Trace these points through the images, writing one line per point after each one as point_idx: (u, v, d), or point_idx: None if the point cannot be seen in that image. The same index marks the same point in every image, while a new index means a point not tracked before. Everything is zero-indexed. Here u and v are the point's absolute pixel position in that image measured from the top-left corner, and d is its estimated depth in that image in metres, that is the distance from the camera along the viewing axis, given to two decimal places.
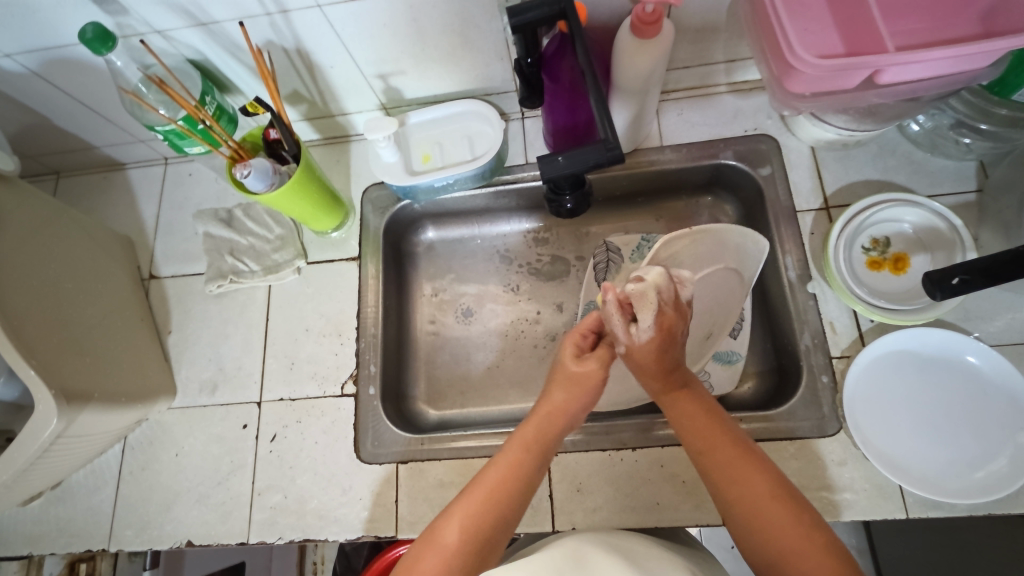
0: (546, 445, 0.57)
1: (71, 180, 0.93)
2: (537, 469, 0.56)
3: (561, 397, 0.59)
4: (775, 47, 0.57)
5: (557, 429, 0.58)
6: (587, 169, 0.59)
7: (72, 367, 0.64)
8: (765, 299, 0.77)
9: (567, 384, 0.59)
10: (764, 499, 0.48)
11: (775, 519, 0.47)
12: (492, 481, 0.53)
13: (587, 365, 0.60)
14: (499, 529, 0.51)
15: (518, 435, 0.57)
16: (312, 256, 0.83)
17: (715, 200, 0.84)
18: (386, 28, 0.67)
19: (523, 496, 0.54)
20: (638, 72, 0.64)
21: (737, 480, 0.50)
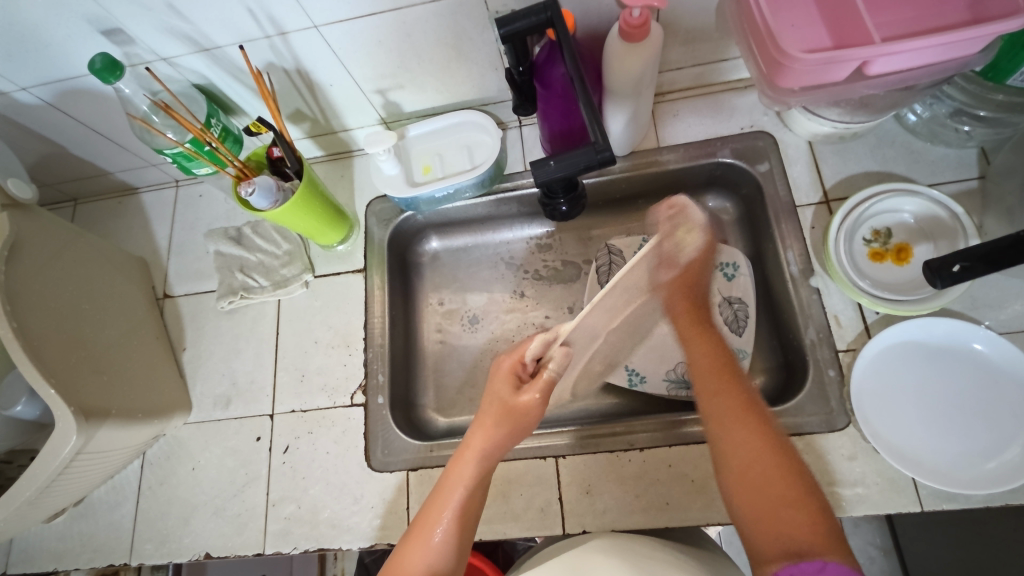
0: (483, 477, 0.58)
1: (88, 206, 0.96)
2: (476, 501, 0.57)
3: (496, 436, 0.59)
4: (762, 44, 0.58)
5: (490, 459, 0.59)
6: (579, 172, 0.60)
7: (89, 385, 0.66)
8: (770, 296, 0.77)
9: (501, 416, 0.60)
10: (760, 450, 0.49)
11: (768, 483, 0.47)
12: (440, 511, 0.55)
13: (526, 398, 0.60)
14: (455, 555, 0.53)
15: (454, 472, 0.58)
16: (319, 269, 0.85)
17: (714, 199, 0.84)
18: (381, 44, 0.69)
19: (470, 527, 0.56)
20: (629, 77, 0.65)
21: (738, 431, 0.51)
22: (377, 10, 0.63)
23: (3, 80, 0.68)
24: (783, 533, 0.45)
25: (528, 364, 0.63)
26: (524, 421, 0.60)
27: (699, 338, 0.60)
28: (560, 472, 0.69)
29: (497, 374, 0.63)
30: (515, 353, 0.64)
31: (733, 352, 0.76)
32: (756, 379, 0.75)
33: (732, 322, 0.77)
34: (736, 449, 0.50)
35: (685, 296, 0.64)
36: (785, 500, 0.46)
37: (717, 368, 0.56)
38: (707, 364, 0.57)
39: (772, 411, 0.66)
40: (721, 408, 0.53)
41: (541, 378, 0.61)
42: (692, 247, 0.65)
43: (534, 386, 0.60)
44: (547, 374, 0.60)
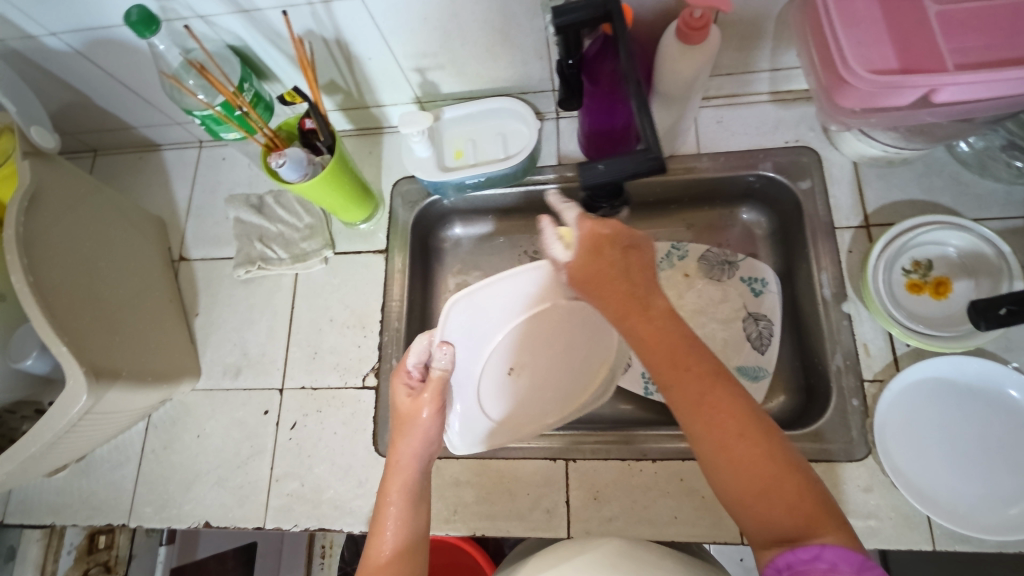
0: (415, 488, 0.56)
1: (110, 158, 0.95)
2: (415, 511, 0.54)
3: (413, 448, 0.57)
4: (827, 58, 0.56)
5: (416, 471, 0.56)
6: (626, 177, 0.58)
7: (102, 344, 0.65)
8: (798, 317, 0.76)
9: (400, 427, 0.59)
10: (747, 435, 0.44)
11: (749, 456, 0.44)
12: (381, 528, 0.53)
13: (416, 407, 0.58)
14: (415, 532, 0.53)
15: (389, 490, 0.55)
16: (339, 246, 0.84)
17: (749, 212, 0.83)
18: (424, 20, 0.66)
19: (416, 532, 0.53)
20: (682, 79, 0.62)
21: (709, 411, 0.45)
22: None
23: (33, 22, 0.65)
24: (772, 516, 0.42)
25: (415, 371, 0.60)
26: (424, 429, 0.58)
27: (640, 316, 0.50)
28: (568, 475, 0.68)
29: (405, 411, 0.59)
30: (398, 369, 0.61)
31: (753, 369, 0.76)
32: (775, 399, 0.74)
33: (754, 338, 0.77)
34: (717, 432, 0.45)
35: (617, 290, 0.52)
36: (772, 481, 0.43)
37: (667, 345, 0.48)
38: (644, 322, 0.50)
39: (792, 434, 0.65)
40: (680, 398, 0.46)
41: (432, 381, 0.59)
42: (567, 258, 0.56)
43: (429, 396, 0.58)
44: (439, 372, 0.59)
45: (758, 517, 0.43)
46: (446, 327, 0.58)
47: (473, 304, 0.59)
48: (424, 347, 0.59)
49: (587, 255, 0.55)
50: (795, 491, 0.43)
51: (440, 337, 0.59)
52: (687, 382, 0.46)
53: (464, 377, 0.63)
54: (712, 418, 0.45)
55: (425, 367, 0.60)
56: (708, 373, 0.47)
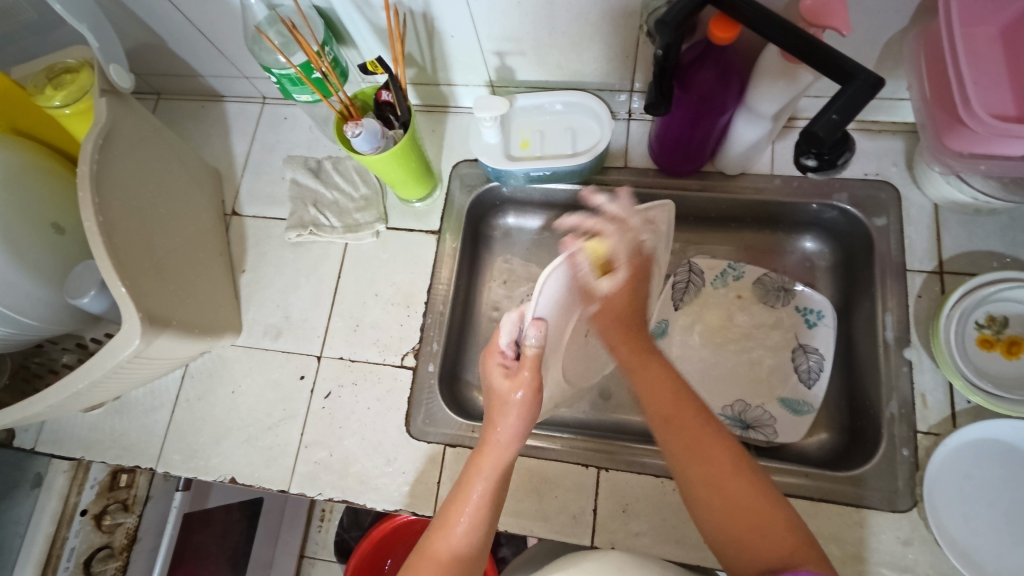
0: (504, 469, 0.57)
1: (172, 103, 0.95)
2: (499, 492, 0.56)
3: (513, 427, 0.58)
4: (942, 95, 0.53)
5: (509, 460, 0.58)
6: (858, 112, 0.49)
7: (157, 292, 0.65)
8: (852, 355, 0.74)
9: (500, 407, 0.59)
10: (723, 477, 0.50)
11: (735, 496, 0.49)
12: (459, 508, 0.54)
13: (515, 385, 0.58)
14: (483, 533, 0.54)
15: (478, 464, 0.57)
16: (392, 221, 0.83)
17: (812, 241, 0.80)
18: (518, 3, 0.64)
19: (494, 517, 0.55)
20: (779, 97, 0.59)
21: (705, 458, 0.51)
22: None
23: None
24: (755, 553, 0.46)
25: (509, 350, 0.61)
26: (525, 409, 0.58)
27: (644, 359, 0.61)
28: (599, 484, 0.68)
29: (500, 385, 0.60)
30: (493, 346, 0.62)
31: (797, 403, 0.74)
32: (817, 435, 0.73)
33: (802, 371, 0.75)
34: (703, 478, 0.51)
35: (621, 328, 0.66)
36: (756, 519, 0.47)
37: (661, 384, 0.57)
38: (652, 389, 0.57)
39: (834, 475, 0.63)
40: (673, 446, 0.53)
41: (527, 359, 0.58)
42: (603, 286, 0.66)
43: (527, 372, 0.58)
44: (531, 351, 0.58)
45: (743, 553, 0.47)
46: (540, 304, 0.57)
47: (558, 277, 0.58)
48: (515, 323, 0.60)
49: (628, 283, 0.67)
50: (780, 526, 0.47)
51: (532, 315, 0.57)
52: (682, 431, 0.53)
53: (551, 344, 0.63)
54: (705, 468, 0.51)
55: (517, 346, 0.61)
56: (699, 420, 0.54)
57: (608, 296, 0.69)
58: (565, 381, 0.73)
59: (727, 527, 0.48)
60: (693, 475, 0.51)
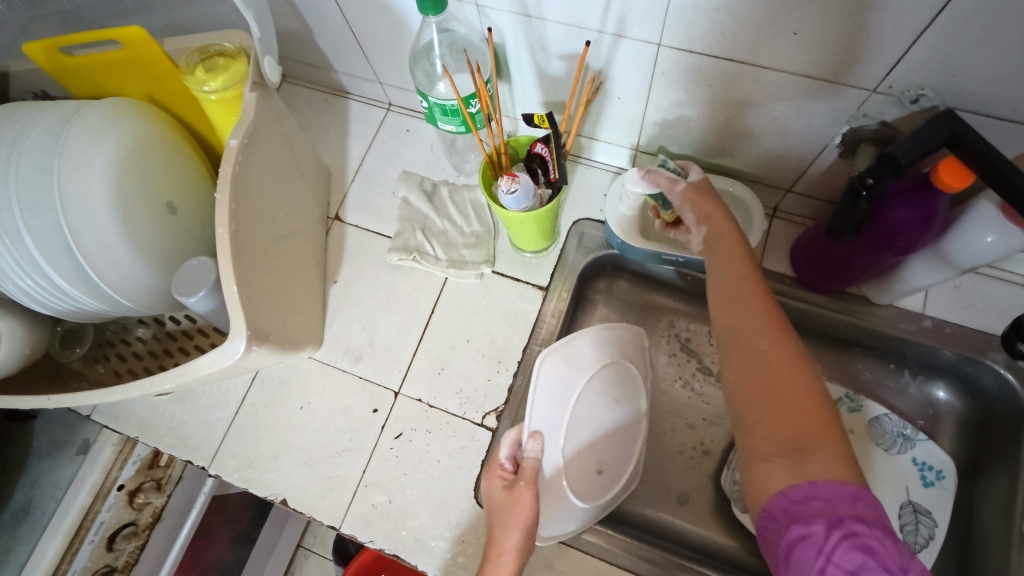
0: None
1: (296, 89, 0.92)
2: None
3: (515, 540, 0.53)
4: None
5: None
6: None
7: (264, 303, 0.61)
8: (971, 530, 0.67)
9: (498, 519, 0.56)
10: (776, 354, 0.48)
11: (782, 386, 0.46)
12: None
13: (517, 497, 0.56)
14: None
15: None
16: (498, 266, 0.78)
17: (944, 390, 0.73)
18: (706, 85, 0.59)
19: None
20: (983, 254, 0.53)
21: (751, 336, 0.50)
22: (739, 58, 0.54)
23: None
24: (784, 429, 0.44)
25: (508, 465, 0.60)
26: (523, 513, 0.55)
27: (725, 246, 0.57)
28: None
29: (499, 503, 0.57)
30: (491, 467, 0.61)
31: None
32: None
33: (910, 533, 0.68)
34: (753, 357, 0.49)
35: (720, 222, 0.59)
36: (795, 402, 0.45)
37: (742, 264, 0.54)
38: (727, 257, 0.56)
39: None
40: (730, 319, 0.52)
41: (525, 471, 0.58)
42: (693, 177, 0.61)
43: (525, 484, 0.56)
44: (531, 462, 0.58)
45: (772, 438, 0.45)
46: (533, 416, 0.62)
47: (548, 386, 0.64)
48: (514, 439, 0.61)
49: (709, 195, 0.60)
50: (821, 421, 0.44)
51: (530, 428, 0.61)
52: (740, 305, 0.52)
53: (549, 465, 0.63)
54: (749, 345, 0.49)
55: (516, 460, 0.60)
56: (761, 295, 0.52)
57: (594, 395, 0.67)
58: (601, 476, 0.67)
59: (761, 408, 0.46)
60: (743, 351, 0.50)
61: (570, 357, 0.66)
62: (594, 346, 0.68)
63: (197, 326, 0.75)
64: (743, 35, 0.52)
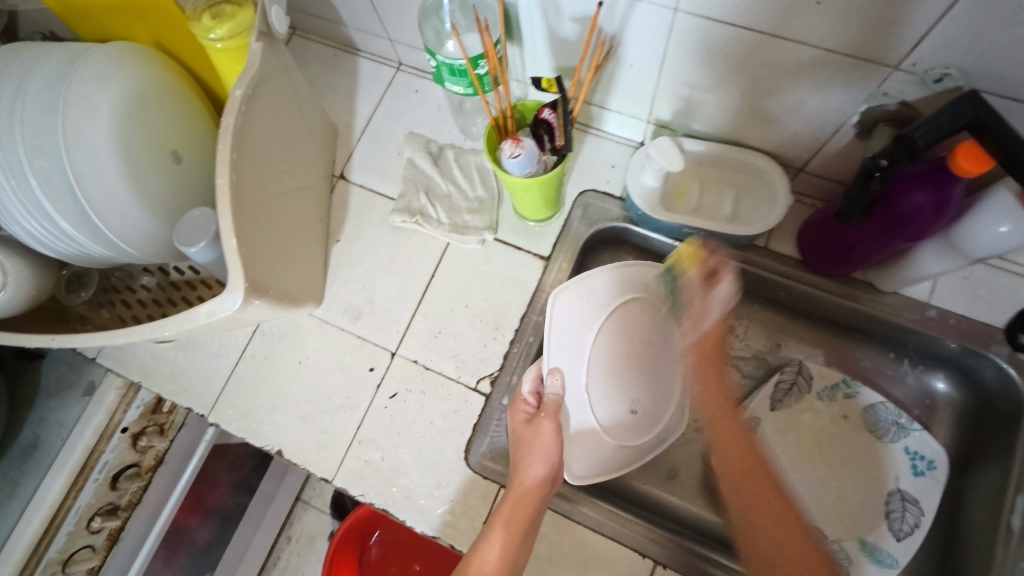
0: (530, 519, 0.58)
1: (307, 44, 0.91)
2: (522, 548, 0.56)
3: (540, 471, 0.61)
4: None
5: (535, 505, 0.59)
6: None
7: (264, 257, 0.61)
8: (957, 520, 0.67)
9: (518, 454, 0.63)
10: (761, 506, 0.58)
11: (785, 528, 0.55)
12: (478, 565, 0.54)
13: (540, 430, 0.62)
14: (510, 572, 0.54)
15: (498, 516, 0.58)
16: (500, 233, 0.78)
17: (943, 381, 0.72)
18: (722, 55, 0.57)
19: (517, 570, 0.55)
20: (995, 244, 0.52)
21: (750, 492, 0.59)
22: (759, 28, 0.52)
23: None
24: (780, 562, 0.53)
25: (530, 400, 0.66)
26: (546, 446, 0.62)
27: (715, 396, 0.65)
28: None
29: (522, 435, 0.64)
30: (516, 400, 0.67)
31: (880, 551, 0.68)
32: None
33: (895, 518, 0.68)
34: (749, 501, 0.59)
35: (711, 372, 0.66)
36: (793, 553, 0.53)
37: (720, 403, 0.65)
38: (711, 386, 0.66)
39: None
40: (725, 464, 0.62)
41: (547, 404, 0.64)
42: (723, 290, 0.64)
43: (545, 417, 0.63)
44: (552, 397, 0.65)
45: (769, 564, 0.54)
46: (551, 354, 0.67)
47: (563, 322, 0.68)
48: (536, 374, 0.67)
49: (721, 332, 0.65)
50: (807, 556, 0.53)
51: (548, 366, 0.66)
52: (744, 479, 0.60)
53: (575, 401, 0.68)
54: (750, 491, 0.59)
55: (539, 395, 0.66)
56: (744, 441, 0.62)
57: (626, 330, 0.69)
58: (635, 417, 0.69)
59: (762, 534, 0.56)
60: (748, 492, 0.59)
61: (585, 293, 0.68)
62: (612, 280, 0.69)
63: (200, 278, 0.76)
64: (763, 4, 0.49)
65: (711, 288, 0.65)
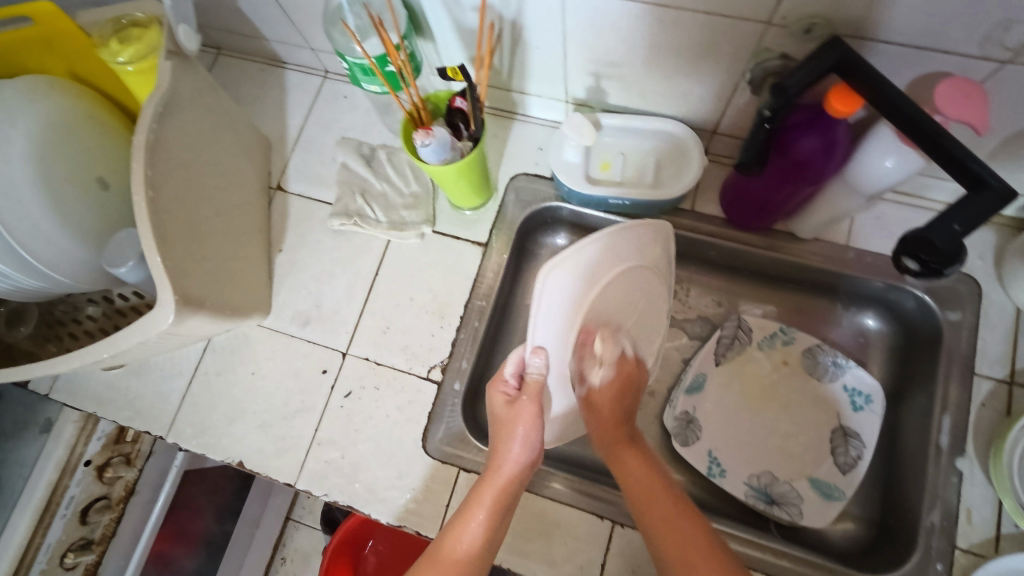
0: (507, 500, 0.58)
1: (232, 61, 0.91)
2: (498, 526, 0.57)
3: (517, 451, 0.59)
4: None
5: (512, 488, 0.58)
6: (986, 209, 0.44)
7: (195, 271, 0.62)
8: (896, 447, 0.70)
9: (496, 432, 0.61)
10: (693, 536, 0.51)
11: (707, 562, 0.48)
12: (457, 534, 0.55)
13: (517, 411, 0.60)
14: (483, 553, 0.54)
15: (478, 497, 0.58)
16: (438, 225, 0.79)
17: (872, 319, 0.76)
18: (616, 28, 0.60)
19: (491, 549, 0.56)
20: (882, 178, 0.55)
21: (677, 542, 0.51)
22: None
23: None
24: None
25: (511, 380, 0.63)
26: (527, 427, 0.60)
27: (623, 449, 0.60)
28: (612, 539, 0.65)
29: (501, 416, 0.62)
30: (497, 377, 0.64)
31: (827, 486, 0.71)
32: (843, 524, 0.70)
33: (839, 453, 0.71)
34: (665, 539, 0.52)
35: (609, 413, 0.63)
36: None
37: (644, 479, 0.57)
38: (625, 456, 0.59)
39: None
40: (648, 506, 0.55)
41: (530, 386, 0.60)
42: (596, 380, 0.63)
43: (529, 401, 0.60)
44: (536, 378, 0.60)
45: None
46: (537, 334, 0.58)
47: (546, 295, 0.56)
48: (520, 356, 0.62)
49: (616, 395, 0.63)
50: None
51: (533, 344, 0.59)
52: (654, 504, 0.54)
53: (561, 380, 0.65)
54: (662, 517, 0.53)
55: (520, 376, 0.63)
56: (660, 478, 0.57)
57: (620, 298, 0.62)
58: None
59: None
60: (676, 538, 0.51)
61: (576, 263, 0.56)
62: (603, 249, 0.58)
63: (147, 302, 0.77)
64: None
65: (593, 381, 0.63)
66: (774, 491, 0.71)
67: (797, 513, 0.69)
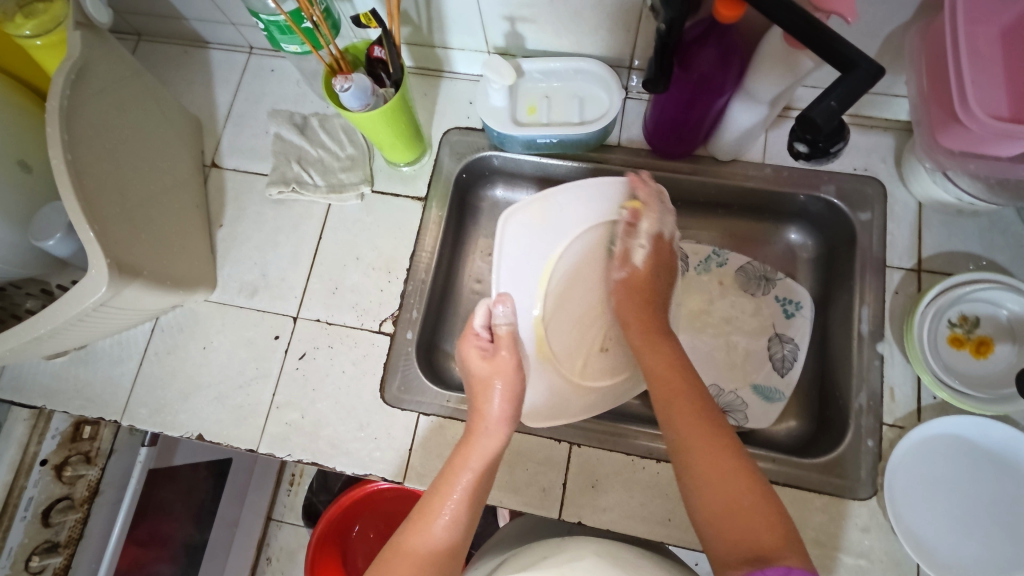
0: (489, 462, 0.60)
1: (155, 46, 0.91)
2: (478, 489, 0.58)
3: (500, 409, 0.62)
4: (946, 97, 0.55)
5: (496, 447, 0.60)
6: (858, 88, 0.48)
7: (128, 239, 0.62)
8: (827, 346, 0.74)
9: (479, 388, 0.64)
10: (718, 451, 0.52)
11: (724, 473, 0.51)
12: (443, 497, 0.57)
13: (497, 361, 0.64)
14: (464, 520, 0.56)
15: (459, 459, 0.59)
16: (378, 184, 0.81)
17: (797, 233, 0.80)
18: None
19: (475, 505, 0.58)
20: (779, 81, 0.58)
21: (694, 426, 0.55)
22: None
23: None
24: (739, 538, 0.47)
25: (483, 333, 0.66)
26: (507, 377, 0.64)
27: (655, 339, 0.67)
28: (570, 459, 0.68)
29: (480, 367, 0.64)
30: (467, 331, 0.67)
31: (768, 390, 0.76)
32: (786, 423, 0.74)
33: (778, 359, 0.76)
34: (691, 451, 0.53)
35: (633, 306, 0.72)
36: (739, 491, 0.50)
37: (667, 366, 0.62)
38: (659, 365, 0.63)
39: (796, 462, 0.65)
40: (673, 414, 0.57)
41: (501, 338, 0.66)
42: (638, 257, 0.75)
43: (507, 350, 0.65)
44: (506, 329, 0.66)
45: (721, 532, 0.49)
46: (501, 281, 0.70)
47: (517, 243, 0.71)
48: (486, 308, 0.66)
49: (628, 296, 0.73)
50: (762, 501, 0.49)
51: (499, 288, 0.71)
52: (678, 402, 0.57)
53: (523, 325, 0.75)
54: (690, 418, 0.55)
55: (491, 328, 0.67)
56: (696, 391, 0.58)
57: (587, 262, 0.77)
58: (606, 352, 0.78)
59: (709, 487, 0.51)
60: (693, 421, 0.55)
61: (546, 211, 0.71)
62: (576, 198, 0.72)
63: None
64: None
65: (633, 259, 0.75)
66: (721, 400, 0.75)
67: (743, 418, 0.74)
